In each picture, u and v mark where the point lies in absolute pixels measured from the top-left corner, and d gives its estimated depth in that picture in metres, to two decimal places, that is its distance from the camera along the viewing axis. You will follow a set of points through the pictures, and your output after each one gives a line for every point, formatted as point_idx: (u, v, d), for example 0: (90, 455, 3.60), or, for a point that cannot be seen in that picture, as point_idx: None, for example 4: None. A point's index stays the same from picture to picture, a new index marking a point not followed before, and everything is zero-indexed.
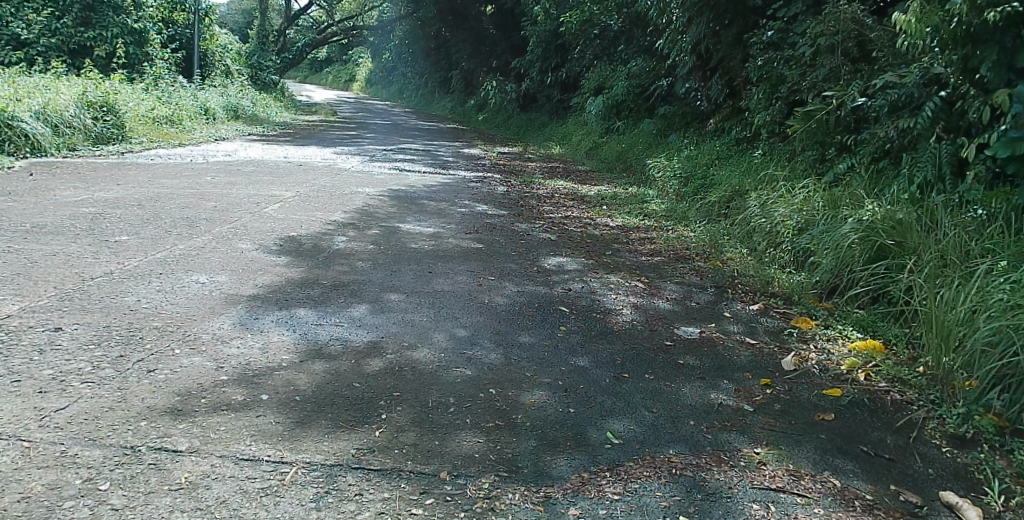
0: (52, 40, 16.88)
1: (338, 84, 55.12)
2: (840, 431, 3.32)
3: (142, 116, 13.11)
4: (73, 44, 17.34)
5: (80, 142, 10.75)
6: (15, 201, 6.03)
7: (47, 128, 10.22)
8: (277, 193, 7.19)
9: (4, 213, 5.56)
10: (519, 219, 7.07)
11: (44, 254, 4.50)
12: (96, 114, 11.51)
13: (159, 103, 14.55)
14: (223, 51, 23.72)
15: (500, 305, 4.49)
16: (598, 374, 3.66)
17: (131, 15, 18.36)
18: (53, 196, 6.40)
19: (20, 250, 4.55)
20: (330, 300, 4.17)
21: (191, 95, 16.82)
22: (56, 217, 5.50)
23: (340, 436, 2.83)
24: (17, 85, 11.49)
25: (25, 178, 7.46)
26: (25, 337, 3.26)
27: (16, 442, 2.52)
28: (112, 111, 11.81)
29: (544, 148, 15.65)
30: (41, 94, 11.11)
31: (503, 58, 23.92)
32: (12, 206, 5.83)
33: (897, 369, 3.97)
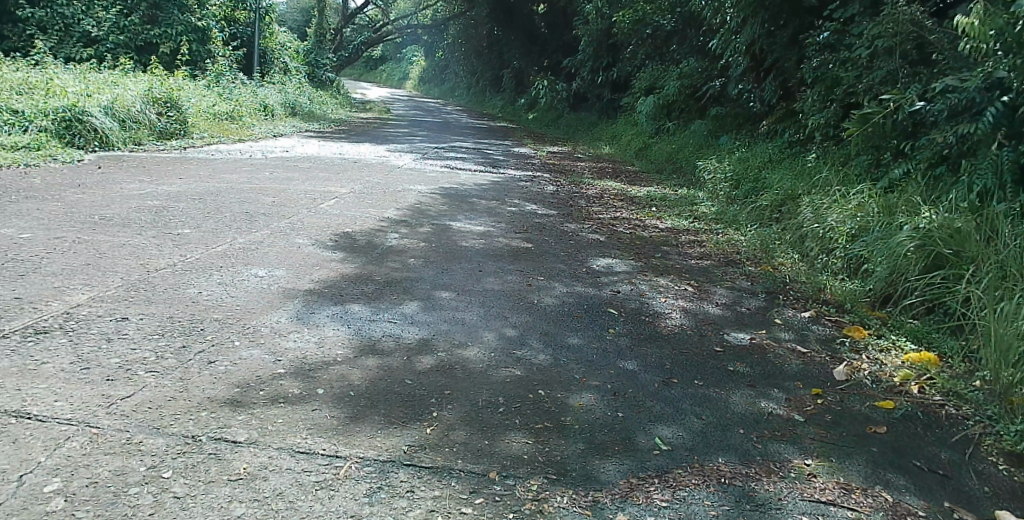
0: (120, 37, 17.49)
1: (391, 82, 55.74)
2: (892, 445, 3.19)
3: (203, 112, 13.46)
4: (140, 41, 17.96)
5: (145, 138, 11.05)
6: (84, 193, 6.23)
7: (114, 123, 10.56)
8: (333, 189, 7.29)
9: (75, 204, 5.75)
10: (568, 219, 7.02)
11: (111, 245, 4.64)
12: (161, 110, 11.82)
13: (221, 100, 14.92)
14: (281, 49, 24.22)
15: (548, 306, 4.46)
16: (646, 379, 3.61)
17: (195, 13, 19.00)
18: (121, 188, 6.60)
19: (90, 240, 4.70)
20: (382, 296, 4.20)
21: (251, 92, 17.18)
22: (123, 209, 5.66)
23: (393, 432, 2.84)
24: (88, 81, 11.92)
25: (95, 171, 7.71)
26: (94, 326, 3.36)
27: (85, 428, 2.59)
28: (175, 107, 12.13)
29: (594, 148, 15.54)
30: (110, 90, 11.48)
31: (555, 56, 23.93)
32: (81, 198, 6.02)
33: (952, 382, 3.82)
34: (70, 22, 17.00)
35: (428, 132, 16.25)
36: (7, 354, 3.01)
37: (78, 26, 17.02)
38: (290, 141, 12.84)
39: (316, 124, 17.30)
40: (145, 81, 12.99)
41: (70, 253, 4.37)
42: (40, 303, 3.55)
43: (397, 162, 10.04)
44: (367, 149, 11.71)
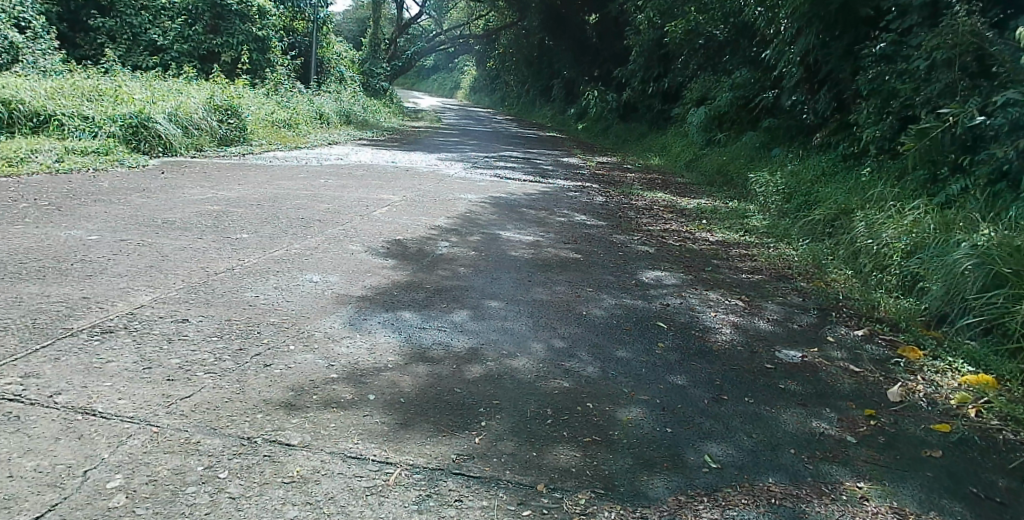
0: (184, 47, 18.16)
1: (442, 92, 56.44)
2: (948, 471, 3.07)
3: (262, 119, 13.79)
4: (203, 50, 18.59)
5: (206, 144, 11.36)
6: (149, 197, 6.42)
7: (177, 129, 10.89)
8: (386, 197, 7.37)
9: (140, 208, 5.93)
10: (617, 230, 6.97)
11: (173, 248, 4.76)
12: (221, 118, 12.16)
13: (279, 108, 15.28)
14: (337, 58, 24.76)
15: (597, 318, 4.42)
16: (695, 394, 3.54)
17: (256, 23, 19.57)
18: (183, 193, 6.79)
19: (154, 243, 4.84)
20: (433, 304, 4.21)
21: (308, 101, 17.54)
22: (185, 214, 5.82)
23: (442, 440, 2.84)
24: (154, 89, 12.34)
25: (160, 176, 7.96)
26: (156, 327, 3.45)
27: (146, 426, 2.66)
28: (235, 114, 12.46)
29: (643, 158, 15.42)
30: (174, 97, 11.85)
31: (606, 67, 23.93)
32: (146, 202, 6.21)
33: (1012, 407, 3.65)
34: (139, 31, 17.59)
35: (479, 142, 16.35)
36: (75, 352, 3.11)
37: (146, 35, 17.61)
38: (345, 149, 13.06)
39: (370, 132, 17.57)
40: (207, 88, 13.39)
41: (135, 255, 4.51)
42: (106, 303, 3.66)
43: (448, 171, 10.12)
44: (419, 158, 11.83)
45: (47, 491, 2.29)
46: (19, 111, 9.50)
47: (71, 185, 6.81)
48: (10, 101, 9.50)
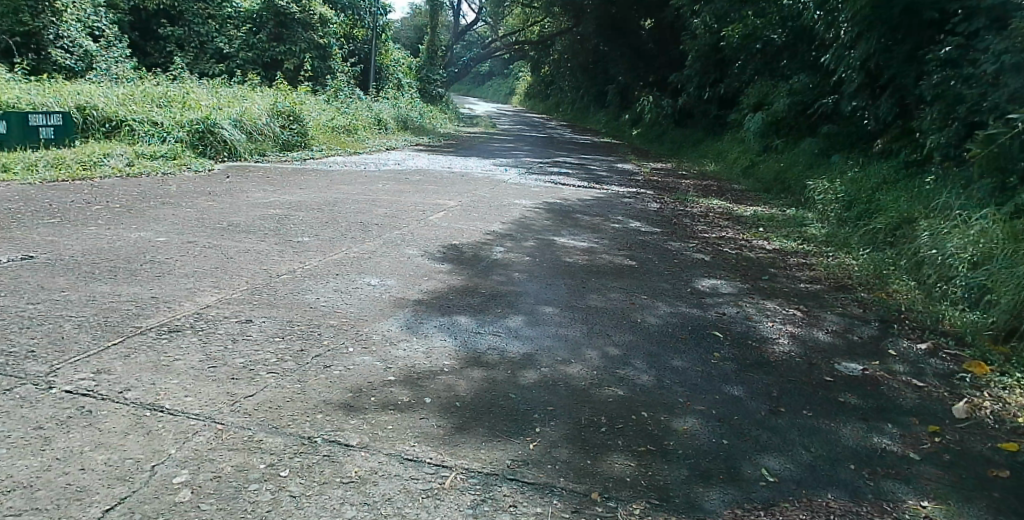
0: (249, 54, 18.75)
1: (497, 98, 56.85)
2: (1019, 493, 2.92)
3: (322, 126, 14.07)
4: (267, 57, 19.18)
5: (269, 149, 11.65)
6: (214, 201, 6.62)
7: (242, 135, 11.18)
8: (442, 202, 7.44)
9: (206, 211, 6.10)
10: (672, 238, 6.88)
11: (238, 250, 4.89)
12: (284, 124, 12.46)
13: (339, 114, 15.60)
14: (395, 65, 25.17)
15: (652, 326, 4.36)
16: (752, 406, 3.46)
17: (318, 31, 20.15)
18: (247, 197, 6.98)
19: (219, 245, 4.97)
20: (488, 309, 4.22)
21: (367, 107, 17.84)
22: (249, 217, 5.97)
23: (497, 445, 2.84)
24: (220, 96, 12.74)
25: (225, 180, 8.20)
26: (221, 326, 3.54)
27: (212, 424, 2.73)
28: (297, 120, 12.73)
29: (698, 165, 15.19)
30: (239, 104, 12.19)
31: (661, 73, 23.73)
32: (213, 205, 6.41)
33: None
34: (206, 40, 18.47)
35: (533, 148, 16.38)
36: (144, 350, 3.21)
37: (212, 44, 18.46)
38: (402, 154, 13.23)
39: (427, 138, 17.77)
40: (271, 95, 13.76)
41: (201, 256, 4.64)
42: (174, 302, 3.78)
43: (502, 177, 10.13)
44: (474, 163, 11.91)
45: (117, 484, 2.36)
46: (92, 116, 9.96)
47: (143, 188, 7.06)
48: (85, 107, 9.96)
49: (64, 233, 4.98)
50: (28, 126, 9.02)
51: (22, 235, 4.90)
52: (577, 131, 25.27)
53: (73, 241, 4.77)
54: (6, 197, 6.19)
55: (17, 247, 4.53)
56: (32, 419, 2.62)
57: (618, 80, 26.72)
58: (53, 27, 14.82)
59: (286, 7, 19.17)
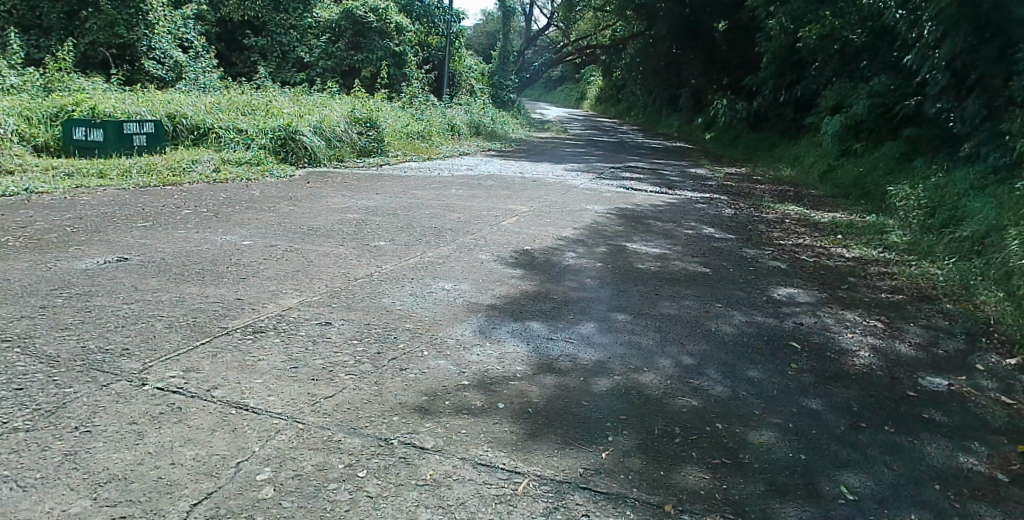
0: (328, 63, 19.56)
1: (568, 102, 56.77)
2: None
3: (397, 132, 14.35)
4: (345, 65, 19.88)
5: (347, 155, 11.90)
6: (295, 205, 6.83)
7: (322, 142, 11.45)
8: (515, 207, 7.48)
9: (288, 215, 6.30)
10: (747, 244, 6.72)
11: (318, 254, 5.02)
12: (361, 130, 12.70)
13: (414, 120, 15.86)
14: (468, 72, 25.42)
15: (726, 335, 4.26)
16: (831, 420, 3.34)
17: (394, 39, 20.52)
18: (326, 202, 7.18)
19: (300, 249, 5.12)
20: (560, 315, 4.21)
21: (441, 113, 17.99)
22: (328, 221, 6.14)
23: (570, 453, 2.82)
24: (301, 104, 13.16)
25: (305, 185, 8.46)
26: (302, 328, 3.64)
27: (293, 423, 2.80)
28: (375, 126, 12.94)
29: (773, 170, 14.76)
30: (319, 112, 12.51)
31: (735, 75, 23.24)
32: (294, 210, 6.61)
33: None
34: (288, 49, 19.49)
35: (603, 153, 16.26)
36: (230, 349, 3.33)
37: (294, 53, 19.44)
38: (474, 159, 13.35)
39: (499, 143, 17.85)
40: (349, 102, 14.11)
41: (283, 260, 4.79)
42: (258, 304, 3.91)
43: (574, 181, 10.11)
44: (544, 168, 11.93)
45: (204, 479, 2.45)
46: (182, 124, 10.55)
47: (229, 193, 7.35)
48: (175, 115, 10.53)
49: (156, 236, 5.23)
50: (123, 133, 9.64)
51: (118, 238, 5.17)
52: (647, 136, 24.99)
53: (164, 243, 5.01)
54: (102, 201, 6.55)
55: (113, 249, 4.79)
56: (126, 414, 2.75)
57: (691, 83, 26.29)
58: (147, 39, 16.15)
59: (364, 17, 19.71)
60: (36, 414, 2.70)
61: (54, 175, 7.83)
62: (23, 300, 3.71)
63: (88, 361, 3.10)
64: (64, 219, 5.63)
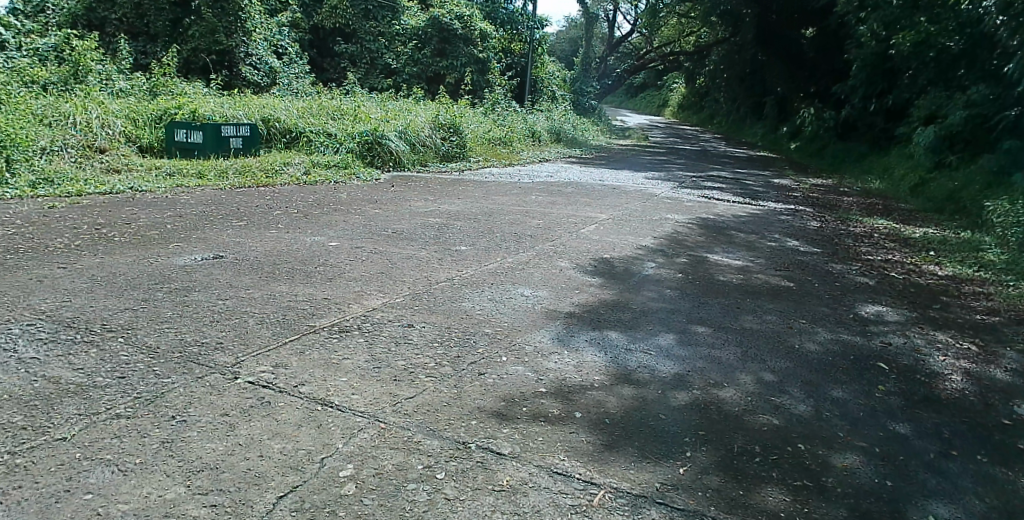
0: (414, 69, 20.12)
1: (648, 109, 56.10)
2: None
3: (479, 137, 14.50)
4: (430, 72, 20.37)
5: (430, 160, 12.07)
6: (381, 208, 6.99)
7: (407, 146, 11.63)
8: (594, 214, 7.45)
9: (373, 219, 6.43)
10: (833, 259, 6.49)
11: (402, 257, 5.12)
12: (445, 135, 12.83)
13: (496, 126, 16.01)
14: (550, 78, 25.48)
15: (809, 352, 4.11)
16: (920, 446, 3.18)
17: (478, 46, 20.89)
18: (409, 205, 7.30)
19: (385, 251, 5.24)
20: (639, 325, 4.16)
21: (522, 120, 18.05)
22: (412, 225, 6.25)
23: (647, 466, 2.78)
24: (388, 109, 13.47)
25: (389, 188, 8.63)
26: (385, 329, 3.72)
27: (375, 422, 2.86)
28: (458, 132, 13.04)
29: (861, 182, 14.19)
30: (405, 117, 12.73)
31: (823, 83, 22.47)
32: (379, 213, 6.76)
33: None
34: (376, 56, 20.27)
35: (684, 161, 15.96)
36: (316, 347, 3.44)
37: (382, 60, 20.22)
38: (555, 166, 13.32)
39: (581, 150, 17.71)
40: (434, 108, 14.37)
41: (368, 261, 4.91)
42: (344, 304, 4.02)
43: (654, 190, 9.99)
44: (624, 176, 11.83)
45: (290, 473, 2.53)
46: (275, 128, 11.15)
47: (317, 195, 7.58)
48: (269, 119, 11.15)
49: (248, 235, 5.44)
50: (222, 136, 10.05)
51: (214, 236, 5.40)
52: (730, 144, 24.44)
53: (257, 242, 5.21)
54: (201, 200, 6.88)
55: (210, 247, 5.01)
56: (219, 406, 2.86)
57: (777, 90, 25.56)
58: (244, 46, 17.02)
59: (449, 24, 20.32)
60: (137, 402, 2.84)
61: (156, 174, 8.28)
62: (127, 292, 3.93)
63: (186, 353, 3.25)
64: (165, 216, 5.94)
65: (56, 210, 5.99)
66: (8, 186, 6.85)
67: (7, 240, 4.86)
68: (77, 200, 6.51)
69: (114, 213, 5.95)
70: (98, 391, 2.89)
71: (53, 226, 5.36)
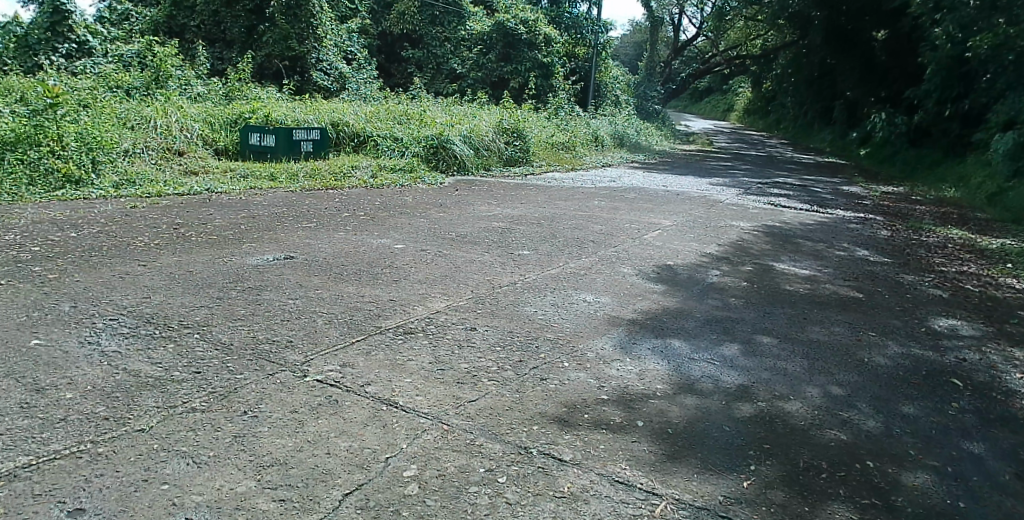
0: (479, 74, 20.44)
1: (711, 112, 55.13)
2: None
3: (542, 142, 14.53)
4: (495, 77, 20.51)
5: (494, 164, 12.12)
6: (445, 212, 7.07)
7: (471, 150, 11.72)
8: (656, 220, 7.37)
9: (438, 222, 6.50)
10: (905, 269, 6.27)
11: (465, 260, 5.16)
12: (508, 140, 12.88)
13: (559, 131, 15.99)
14: (614, 83, 25.32)
15: (880, 367, 3.97)
16: (995, 467, 3.04)
17: (543, 50, 20.74)
18: (473, 209, 7.37)
19: (449, 254, 5.30)
20: (703, 334, 4.09)
21: (585, 124, 17.83)
22: (475, 229, 6.30)
23: (709, 478, 2.74)
24: (453, 114, 13.61)
25: (453, 192, 8.72)
26: (449, 332, 3.76)
27: (438, 423, 2.90)
28: (521, 136, 13.08)
29: (935, 190, 13.63)
30: (469, 121, 12.84)
31: (895, 88, 21.71)
32: (443, 216, 6.84)
33: None
34: (442, 61, 21.30)
35: (750, 168, 15.62)
36: (382, 347, 3.50)
37: (447, 65, 21.16)
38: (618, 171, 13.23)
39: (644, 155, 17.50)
40: (498, 113, 14.44)
41: (432, 264, 4.97)
42: (410, 306, 4.07)
43: (718, 196, 9.82)
44: (687, 182, 11.68)
45: (356, 471, 2.58)
46: (344, 132, 11.39)
47: (383, 198, 7.72)
48: (338, 123, 11.42)
49: (317, 236, 5.57)
50: (293, 140, 10.38)
51: (285, 237, 5.55)
52: (798, 150, 23.79)
53: (327, 244, 5.33)
54: (272, 202, 7.07)
55: (281, 247, 5.14)
56: (289, 403, 2.94)
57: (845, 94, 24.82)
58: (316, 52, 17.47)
59: (514, 29, 20.11)
60: (211, 397, 2.95)
61: (231, 176, 8.57)
62: (202, 290, 4.08)
63: (258, 350, 3.35)
64: (239, 217, 6.12)
65: (138, 210, 6.26)
66: (95, 188, 7.30)
67: (93, 238, 5.09)
68: (157, 201, 6.77)
69: (192, 214, 6.17)
70: (175, 385, 3.01)
71: (135, 226, 5.60)
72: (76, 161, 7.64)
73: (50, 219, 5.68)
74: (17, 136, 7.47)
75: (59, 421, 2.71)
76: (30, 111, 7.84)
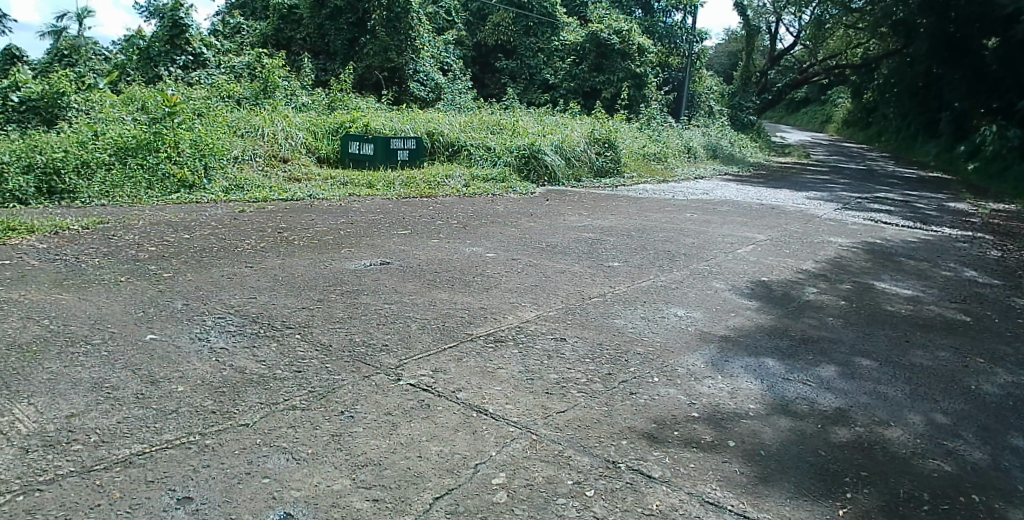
0: (571, 84, 20.54)
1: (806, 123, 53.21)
2: None
3: (633, 153, 14.39)
4: (586, 87, 20.50)
5: (584, 174, 12.09)
6: (535, 221, 7.12)
7: (562, 161, 11.69)
8: (749, 234, 7.20)
9: (528, 231, 6.55)
10: (1018, 293, 5.88)
11: (555, 270, 5.17)
12: (599, 150, 12.83)
13: (651, 142, 15.80)
14: (707, 92, 24.89)
15: (989, 395, 3.74)
16: None
17: (635, 61, 20.56)
18: (563, 219, 7.38)
19: (539, 264, 5.32)
20: (798, 354, 3.96)
21: (678, 135, 17.64)
22: (565, 239, 6.31)
23: (804, 504, 2.65)
24: (545, 124, 13.68)
25: (545, 202, 8.77)
26: (539, 342, 3.78)
27: (527, 433, 2.91)
28: (613, 147, 12.99)
29: None
30: (561, 132, 12.87)
31: (1010, 98, 20.68)
32: (534, 225, 6.88)
33: None
34: (534, 71, 21.38)
35: (848, 181, 15.01)
36: (474, 355, 3.55)
37: (539, 75, 21.27)
38: (710, 183, 12.96)
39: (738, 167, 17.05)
40: (589, 123, 14.42)
41: (523, 274, 5.00)
42: (501, 315, 4.12)
43: (816, 211, 9.48)
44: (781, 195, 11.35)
45: (446, 475, 2.62)
46: (439, 141, 11.69)
47: (475, 207, 7.83)
48: (434, 132, 11.73)
49: (412, 243, 5.70)
50: (391, 149, 10.62)
51: (381, 242, 5.71)
52: (901, 164, 22.63)
53: (421, 251, 5.45)
54: (369, 208, 7.30)
55: (378, 253, 5.30)
56: (384, 405, 3.03)
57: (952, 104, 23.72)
58: (412, 63, 17.88)
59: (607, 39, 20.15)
60: (311, 396, 3.06)
61: (332, 183, 8.88)
62: (304, 293, 4.25)
63: (355, 353, 3.46)
64: (340, 223, 6.34)
65: (245, 214, 6.58)
66: (206, 193, 7.68)
67: (204, 240, 5.38)
68: (263, 205, 7.11)
69: (295, 218, 6.44)
70: (278, 383, 3.14)
71: (242, 228, 5.89)
72: (189, 167, 8.08)
73: (166, 221, 6.04)
74: (138, 142, 8.04)
75: (171, 413, 2.88)
76: (151, 119, 8.64)
